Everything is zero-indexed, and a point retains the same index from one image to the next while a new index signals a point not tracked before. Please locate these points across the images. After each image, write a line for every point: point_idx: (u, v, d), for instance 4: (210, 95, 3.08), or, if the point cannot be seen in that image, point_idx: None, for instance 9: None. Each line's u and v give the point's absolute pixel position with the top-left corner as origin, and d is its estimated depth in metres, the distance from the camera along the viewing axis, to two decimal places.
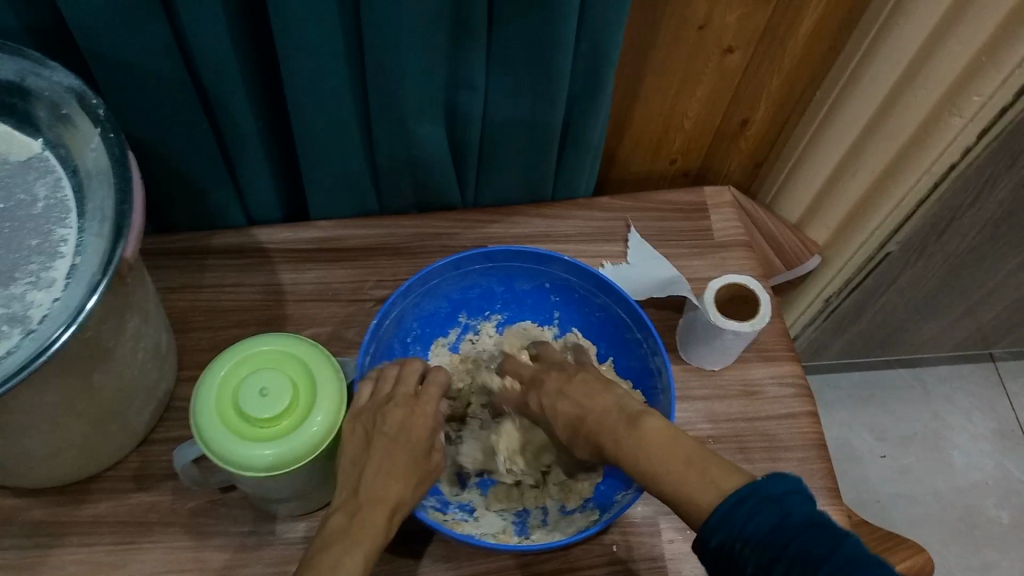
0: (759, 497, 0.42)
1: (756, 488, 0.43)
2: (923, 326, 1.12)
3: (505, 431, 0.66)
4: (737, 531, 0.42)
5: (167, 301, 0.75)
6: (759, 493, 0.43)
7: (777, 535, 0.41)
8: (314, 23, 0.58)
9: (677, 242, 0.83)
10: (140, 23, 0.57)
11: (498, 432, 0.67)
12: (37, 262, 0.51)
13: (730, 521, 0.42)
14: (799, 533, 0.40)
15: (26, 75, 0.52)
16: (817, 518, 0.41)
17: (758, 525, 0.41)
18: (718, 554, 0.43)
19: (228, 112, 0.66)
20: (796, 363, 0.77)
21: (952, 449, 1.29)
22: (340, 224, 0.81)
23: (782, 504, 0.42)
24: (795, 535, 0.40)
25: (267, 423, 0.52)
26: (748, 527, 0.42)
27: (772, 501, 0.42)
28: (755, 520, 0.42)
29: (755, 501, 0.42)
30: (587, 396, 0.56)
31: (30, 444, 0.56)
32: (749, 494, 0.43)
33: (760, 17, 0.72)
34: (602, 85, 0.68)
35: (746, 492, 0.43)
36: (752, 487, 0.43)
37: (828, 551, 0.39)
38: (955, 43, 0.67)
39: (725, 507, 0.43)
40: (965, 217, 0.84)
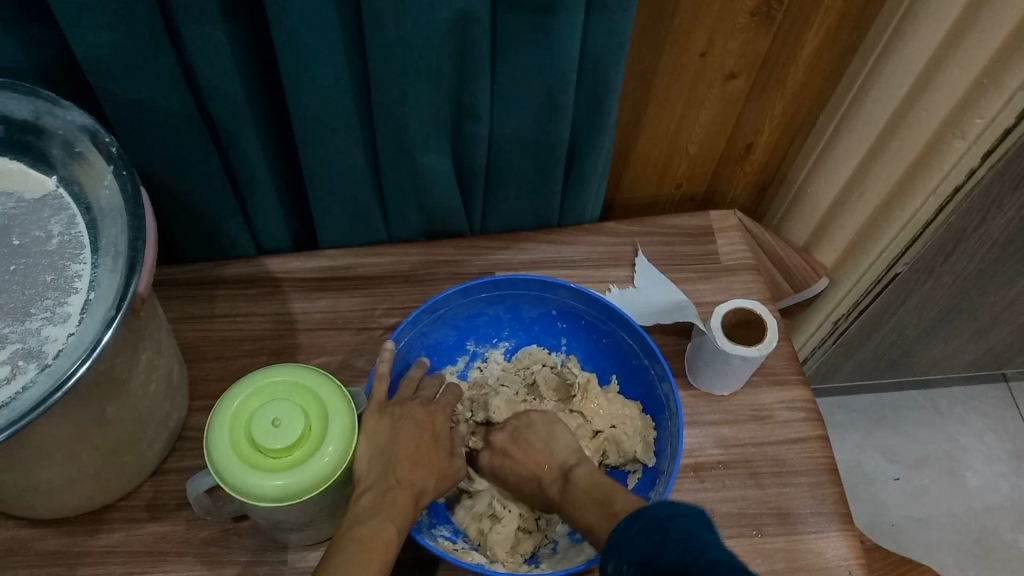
0: (646, 518, 0.48)
1: (648, 511, 0.49)
2: (933, 346, 1.11)
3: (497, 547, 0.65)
4: (624, 556, 0.47)
5: (179, 331, 0.76)
6: (647, 514, 0.48)
7: (651, 547, 0.46)
8: (322, 57, 0.60)
9: (684, 267, 0.83)
10: (153, 60, 0.58)
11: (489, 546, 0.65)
12: (52, 297, 0.52)
13: (623, 537, 0.48)
14: (664, 550, 0.45)
15: (43, 114, 0.53)
16: (686, 535, 0.45)
17: (641, 539, 0.47)
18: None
19: (239, 145, 0.68)
20: (806, 388, 0.77)
21: (967, 471, 1.27)
22: (350, 252, 0.82)
23: (664, 523, 0.47)
24: (662, 553, 0.45)
25: (281, 453, 0.53)
26: (633, 543, 0.47)
27: (656, 520, 0.47)
28: (640, 534, 0.47)
29: (643, 521, 0.48)
30: (534, 453, 0.64)
31: (43, 476, 0.57)
32: (642, 515, 0.49)
33: (761, 44, 0.73)
34: (606, 112, 0.69)
35: (639, 515, 0.49)
36: (646, 512, 0.49)
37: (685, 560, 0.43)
38: (956, 66, 0.67)
39: (623, 527, 0.49)
40: (972, 239, 0.84)
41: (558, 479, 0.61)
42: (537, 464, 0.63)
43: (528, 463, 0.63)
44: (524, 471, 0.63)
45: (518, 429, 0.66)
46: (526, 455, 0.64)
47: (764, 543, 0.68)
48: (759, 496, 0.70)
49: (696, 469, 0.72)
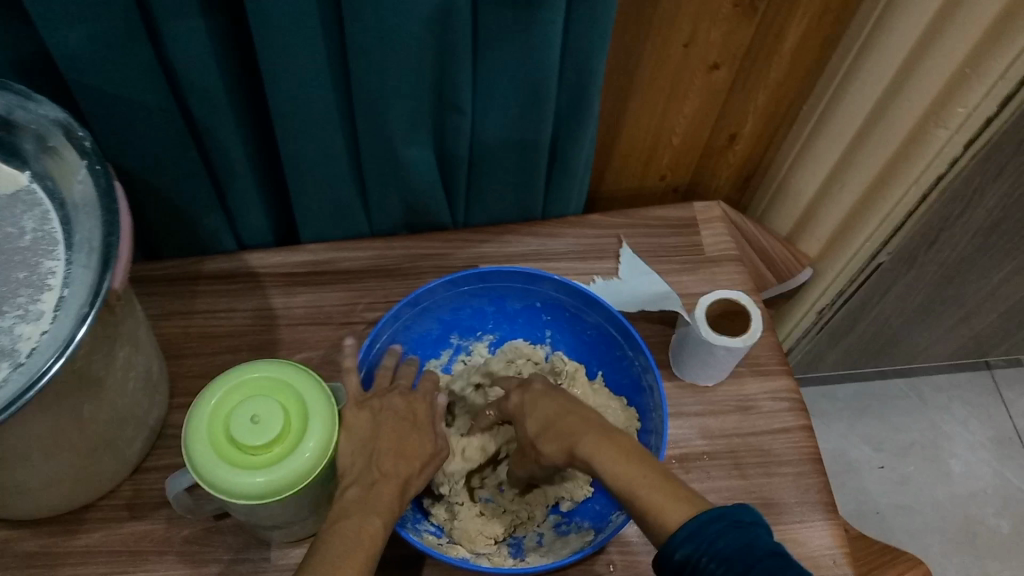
0: (731, 519, 0.44)
1: (732, 512, 0.45)
2: (917, 335, 1.12)
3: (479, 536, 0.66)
4: (703, 548, 0.43)
5: (159, 328, 0.75)
6: (734, 516, 0.44)
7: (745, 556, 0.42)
8: (300, 48, 0.59)
9: (669, 258, 0.83)
10: (126, 53, 0.57)
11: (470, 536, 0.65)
12: (25, 294, 0.51)
13: (701, 531, 0.44)
14: (759, 559, 0.41)
15: (13, 108, 0.52)
16: (781, 552, 0.42)
17: (729, 542, 0.43)
18: (683, 569, 0.44)
19: (217, 138, 0.67)
20: (790, 378, 0.77)
21: (950, 458, 1.28)
22: (332, 246, 0.81)
23: (755, 534, 0.43)
24: (755, 561, 0.41)
25: (260, 450, 0.52)
26: (716, 541, 0.43)
27: (743, 526, 0.43)
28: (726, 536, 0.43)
29: (729, 521, 0.44)
30: (567, 407, 0.58)
31: (20, 476, 0.56)
32: (723, 515, 0.44)
33: (744, 34, 0.73)
34: (589, 102, 0.69)
35: (720, 512, 0.45)
36: (728, 512, 0.45)
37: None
38: (938, 55, 0.67)
39: (698, 520, 0.45)
40: (955, 227, 0.84)
41: (587, 431, 0.54)
42: (568, 417, 0.57)
43: (562, 416, 0.57)
44: (552, 424, 0.57)
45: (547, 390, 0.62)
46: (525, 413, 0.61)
47: None
48: (744, 486, 0.70)
49: (681, 461, 0.72)
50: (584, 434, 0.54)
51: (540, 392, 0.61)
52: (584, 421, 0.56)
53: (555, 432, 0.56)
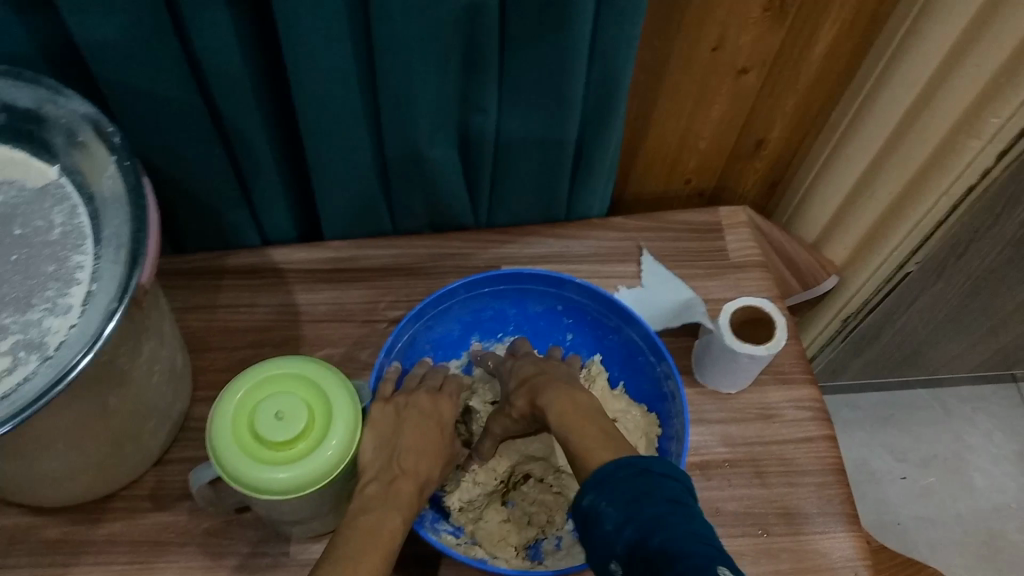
0: (636, 467, 0.47)
1: (641, 459, 0.48)
2: (943, 346, 1.10)
3: (494, 540, 0.65)
4: (605, 493, 0.46)
5: (183, 321, 0.76)
6: (643, 464, 0.47)
7: (642, 499, 0.45)
8: (327, 46, 0.59)
9: (693, 263, 0.83)
10: (157, 49, 0.58)
11: (486, 540, 0.65)
12: (54, 288, 0.51)
13: (609, 474, 0.47)
14: (652, 503, 0.44)
15: (46, 104, 0.53)
16: (676, 498, 0.45)
17: (632, 486, 0.46)
18: (587, 514, 0.47)
19: (244, 134, 0.67)
20: (814, 387, 0.76)
21: (974, 471, 1.27)
22: (356, 244, 0.81)
23: (657, 479, 0.46)
24: (648, 504, 0.44)
25: (283, 446, 0.52)
26: (617, 486, 0.46)
27: (646, 473, 0.47)
28: (630, 480, 0.46)
29: (637, 467, 0.47)
30: (549, 371, 0.64)
31: (46, 466, 0.56)
32: (632, 461, 0.48)
33: (774, 38, 0.72)
34: (615, 105, 0.68)
35: (630, 460, 0.48)
36: (639, 461, 0.48)
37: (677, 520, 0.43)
38: (972, 63, 0.66)
39: (605, 466, 0.48)
40: (985, 238, 0.83)
41: (557, 389, 0.60)
42: (547, 381, 0.62)
43: (542, 377, 0.63)
44: (529, 382, 0.64)
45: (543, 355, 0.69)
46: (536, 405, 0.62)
47: (769, 543, 0.68)
48: (764, 495, 0.70)
49: (701, 468, 0.71)
50: (550, 384, 0.61)
51: (537, 361, 0.67)
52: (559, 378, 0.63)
53: (529, 390, 0.63)
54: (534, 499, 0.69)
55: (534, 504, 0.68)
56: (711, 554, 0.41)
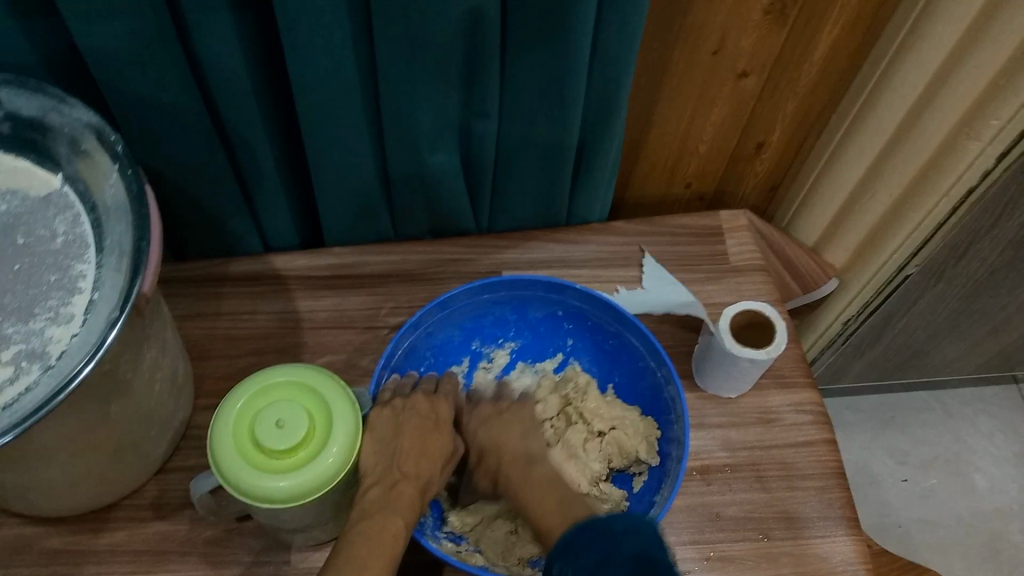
0: (594, 524, 0.53)
1: (599, 523, 0.53)
2: (944, 348, 1.10)
3: (494, 552, 0.65)
4: (573, 562, 0.51)
5: (184, 329, 0.76)
6: (599, 522, 0.53)
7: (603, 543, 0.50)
8: (329, 53, 0.59)
9: (693, 267, 0.83)
10: (158, 57, 0.58)
11: (487, 551, 0.65)
12: (56, 297, 0.51)
13: (575, 542, 0.53)
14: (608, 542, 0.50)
15: (48, 112, 0.53)
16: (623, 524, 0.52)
17: (594, 538, 0.51)
18: None
19: (245, 141, 0.67)
20: (814, 390, 0.76)
21: (975, 473, 1.27)
22: (356, 250, 0.81)
23: (615, 535, 0.50)
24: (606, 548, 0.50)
25: (284, 454, 0.52)
26: (581, 551, 0.51)
27: (606, 532, 0.51)
28: (593, 538, 0.51)
29: (595, 530, 0.52)
30: (505, 442, 0.67)
31: (48, 475, 0.56)
32: (591, 524, 0.53)
33: (774, 42, 0.72)
34: (615, 110, 0.68)
35: (588, 523, 0.54)
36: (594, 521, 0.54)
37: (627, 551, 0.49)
38: (972, 66, 0.66)
39: (571, 533, 0.54)
40: (984, 241, 0.83)
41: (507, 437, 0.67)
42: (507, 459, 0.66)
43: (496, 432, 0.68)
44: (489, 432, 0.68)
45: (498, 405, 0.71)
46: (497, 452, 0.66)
47: (771, 547, 0.68)
48: (766, 500, 0.70)
49: (703, 473, 0.71)
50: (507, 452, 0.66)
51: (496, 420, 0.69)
52: (518, 454, 0.66)
53: (491, 466, 0.67)
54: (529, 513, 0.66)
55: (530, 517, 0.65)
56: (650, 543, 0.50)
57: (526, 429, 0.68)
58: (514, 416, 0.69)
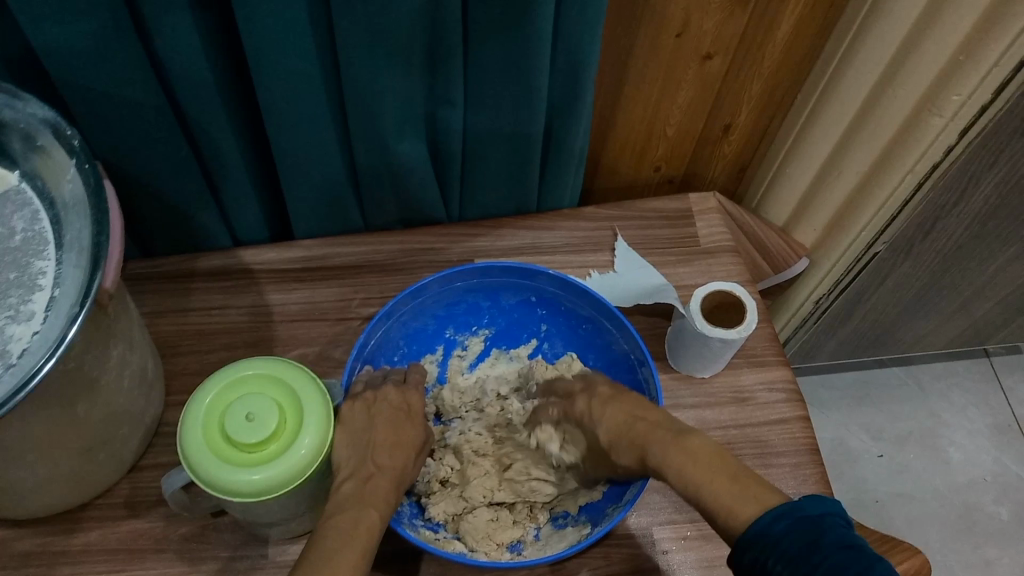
0: (795, 513, 0.43)
1: (795, 506, 0.44)
2: (914, 324, 1.12)
3: (476, 538, 0.65)
4: (769, 547, 0.43)
5: (153, 326, 0.75)
6: (797, 511, 0.43)
7: (810, 549, 0.41)
8: (289, 44, 0.59)
9: (664, 250, 0.83)
10: (113, 51, 0.57)
11: (469, 538, 0.65)
12: (16, 295, 0.51)
13: (766, 533, 0.43)
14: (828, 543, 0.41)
15: (1, 107, 0.52)
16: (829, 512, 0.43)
17: (792, 534, 0.42)
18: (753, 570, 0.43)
19: (208, 134, 0.67)
20: (786, 369, 0.77)
21: (949, 446, 1.29)
22: (326, 242, 0.81)
23: (821, 522, 0.42)
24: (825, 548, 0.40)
25: (254, 448, 0.52)
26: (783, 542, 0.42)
27: (810, 521, 0.43)
28: (790, 536, 0.42)
29: (795, 517, 0.43)
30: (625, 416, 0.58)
31: (16, 477, 0.56)
32: (787, 511, 0.44)
33: (737, 23, 0.73)
34: (581, 95, 0.68)
35: (785, 509, 0.44)
36: (791, 507, 0.44)
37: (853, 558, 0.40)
38: (932, 44, 0.67)
39: (762, 521, 0.44)
40: (951, 215, 0.84)
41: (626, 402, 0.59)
42: (636, 424, 0.56)
43: (613, 401, 0.60)
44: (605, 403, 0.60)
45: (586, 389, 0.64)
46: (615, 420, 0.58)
47: None
48: None
49: None
50: (629, 419, 0.57)
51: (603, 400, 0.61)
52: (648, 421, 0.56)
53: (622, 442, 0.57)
54: (495, 479, 0.67)
55: (494, 483, 0.66)
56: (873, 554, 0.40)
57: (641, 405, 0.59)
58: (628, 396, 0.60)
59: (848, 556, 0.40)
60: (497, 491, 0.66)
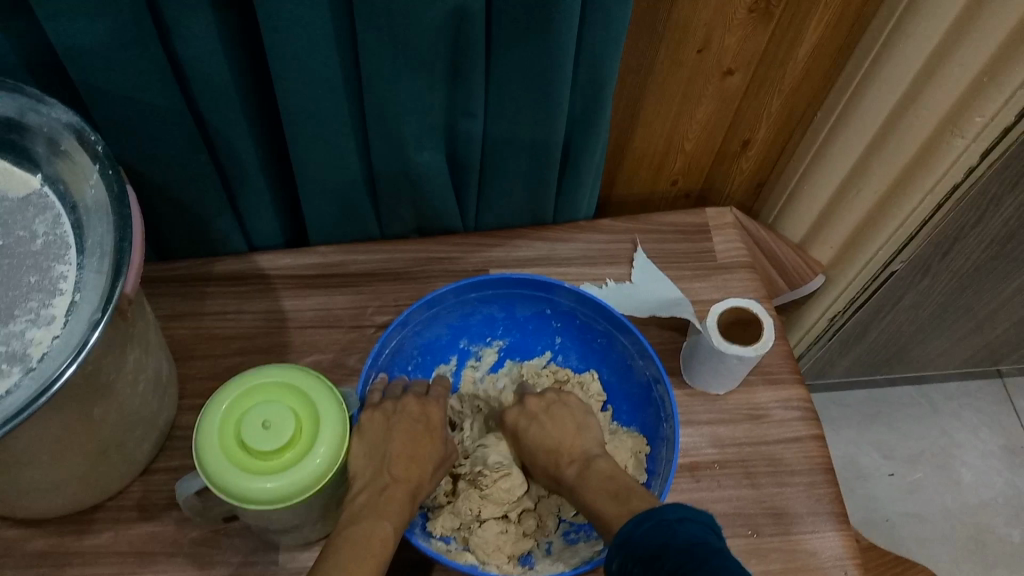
0: (653, 518, 0.46)
1: (654, 511, 0.47)
2: (929, 343, 1.11)
3: (487, 554, 0.64)
4: (629, 551, 0.46)
5: (168, 330, 0.75)
6: (654, 516, 0.46)
7: (660, 551, 0.44)
8: (315, 54, 0.59)
9: (680, 264, 0.83)
10: (139, 55, 0.57)
11: (480, 554, 0.64)
12: (37, 298, 0.51)
13: (629, 539, 0.46)
14: (675, 542, 0.44)
15: (26, 111, 0.52)
16: (685, 514, 0.46)
17: (647, 538, 0.45)
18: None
19: (229, 139, 0.67)
20: (802, 387, 0.76)
21: (961, 467, 1.28)
22: (342, 249, 0.81)
23: (673, 525, 0.45)
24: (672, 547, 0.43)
25: (271, 455, 0.52)
26: (639, 545, 0.45)
27: (664, 524, 0.45)
28: (644, 538, 0.45)
29: (650, 522, 0.46)
30: (551, 437, 0.62)
31: (30, 478, 0.56)
32: (645, 517, 0.47)
33: (759, 39, 0.73)
34: (602, 109, 0.68)
35: (644, 515, 0.47)
36: (651, 513, 0.47)
37: (693, 549, 0.43)
38: (956, 65, 0.67)
39: (626, 528, 0.47)
40: (969, 237, 0.83)
41: (556, 421, 0.64)
42: (555, 447, 0.61)
43: (546, 417, 0.64)
44: (534, 418, 0.64)
45: (553, 406, 0.65)
46: (535, 430, 0.63)
47: (760, 543, 0.68)
48: (754, 496, 0.70)
49: (692, 469, 0.71)
50: (550, 439, 0.62)
51: (558, 423, 0.63)
52: (571, 446, 0.61)
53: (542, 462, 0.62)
54: (478, 497, 0.64)
55: (480, 501, 0.64)
56: (708, 551, 0.42)
57: (577, 427, 0.63)
58: (559, 412, 0.65)
59: (688, 550, 0.43)
60: (484, 508, 0.64)
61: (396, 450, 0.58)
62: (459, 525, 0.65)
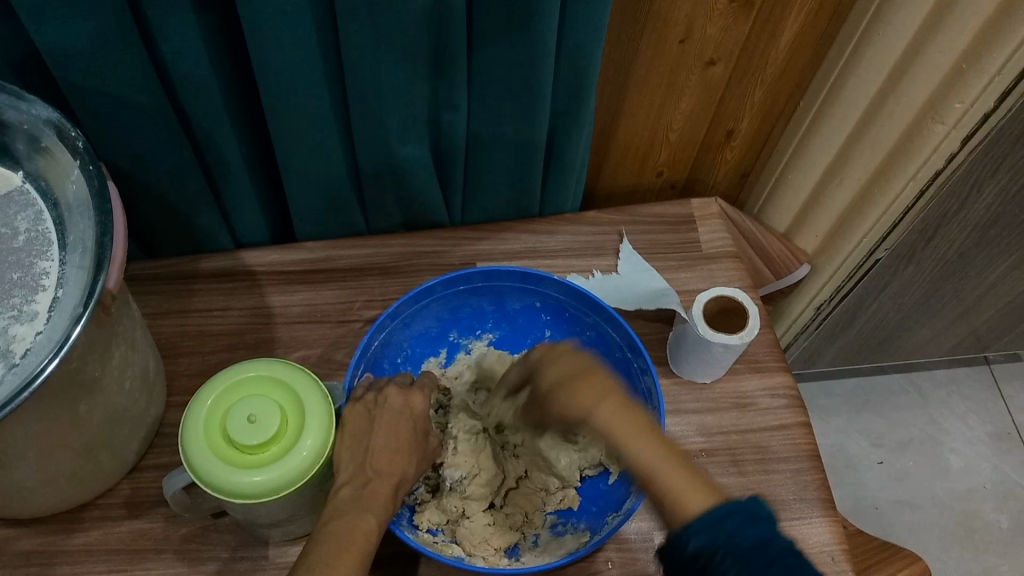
0: (747, 513, 0.45)
1: (739, 505, 0.46)
2: (915, 331, 1.12)
3: (475, 545, 0.64)
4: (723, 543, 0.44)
5: (155, 327, 0.76)
6: (747, 511, 0.46)
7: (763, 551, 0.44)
8: (295, 49, 0.59)
9: (666, 255, 0.83)
10: (120, 53, 0.57)
11: (468, 546, 0.64)
12: (19, 295, 0.51)
13: (717, 527, 0.45)
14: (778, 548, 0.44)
15: (5, 108, 0.52)
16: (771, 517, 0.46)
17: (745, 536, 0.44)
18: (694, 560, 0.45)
19: (212, 135, 0.67)
20: (788, 374, 0.77)
21: (950, 454, 1.28)
22: (330, 245, 0.81)
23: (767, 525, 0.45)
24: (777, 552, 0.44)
25: (256, 449, 0.52)
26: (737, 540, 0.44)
27: (758, 521, 0.45)
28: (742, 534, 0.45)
29: (745, 516, 0.45)
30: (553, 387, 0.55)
31: (17, 476, 0.56)
32: (737, 508, 0.46)
33: (740, 30, 0.73)
34: (585, 99, 0.68)
35: (734, 506, 0.46)
36: (736, 504, 0.46)
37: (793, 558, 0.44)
38: (936, 52, 0.67)
39: (711, 513, 0.45)
40: (952, 223, 0.84)
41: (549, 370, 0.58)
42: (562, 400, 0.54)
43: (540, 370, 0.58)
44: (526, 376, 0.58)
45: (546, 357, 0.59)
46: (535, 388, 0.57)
47: None
48: (741, 483, 0.70)
49: None
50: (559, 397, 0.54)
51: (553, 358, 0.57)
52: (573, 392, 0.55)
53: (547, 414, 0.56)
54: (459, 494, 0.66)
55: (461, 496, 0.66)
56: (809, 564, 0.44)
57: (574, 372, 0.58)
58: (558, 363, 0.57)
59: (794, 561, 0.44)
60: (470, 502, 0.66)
61: (378, 443, 0.58)
62: (445, 522, 0.66)
